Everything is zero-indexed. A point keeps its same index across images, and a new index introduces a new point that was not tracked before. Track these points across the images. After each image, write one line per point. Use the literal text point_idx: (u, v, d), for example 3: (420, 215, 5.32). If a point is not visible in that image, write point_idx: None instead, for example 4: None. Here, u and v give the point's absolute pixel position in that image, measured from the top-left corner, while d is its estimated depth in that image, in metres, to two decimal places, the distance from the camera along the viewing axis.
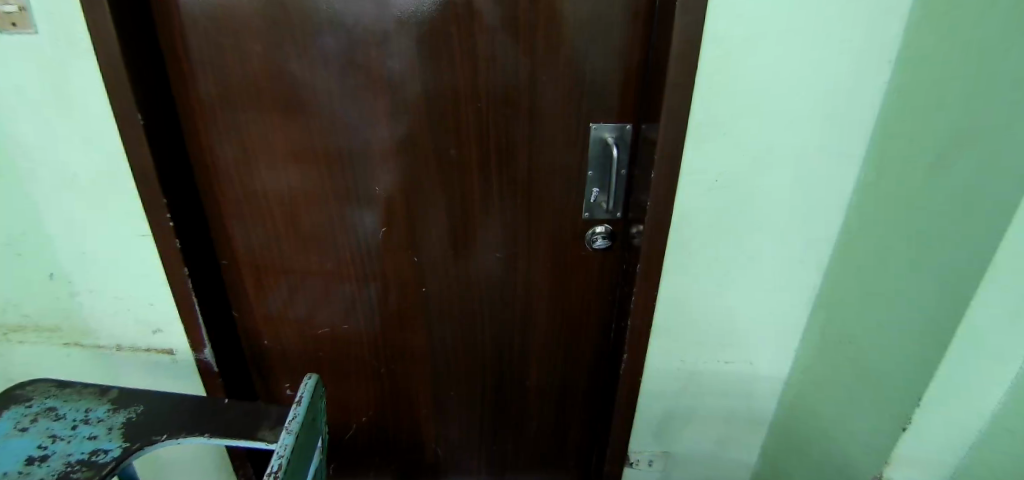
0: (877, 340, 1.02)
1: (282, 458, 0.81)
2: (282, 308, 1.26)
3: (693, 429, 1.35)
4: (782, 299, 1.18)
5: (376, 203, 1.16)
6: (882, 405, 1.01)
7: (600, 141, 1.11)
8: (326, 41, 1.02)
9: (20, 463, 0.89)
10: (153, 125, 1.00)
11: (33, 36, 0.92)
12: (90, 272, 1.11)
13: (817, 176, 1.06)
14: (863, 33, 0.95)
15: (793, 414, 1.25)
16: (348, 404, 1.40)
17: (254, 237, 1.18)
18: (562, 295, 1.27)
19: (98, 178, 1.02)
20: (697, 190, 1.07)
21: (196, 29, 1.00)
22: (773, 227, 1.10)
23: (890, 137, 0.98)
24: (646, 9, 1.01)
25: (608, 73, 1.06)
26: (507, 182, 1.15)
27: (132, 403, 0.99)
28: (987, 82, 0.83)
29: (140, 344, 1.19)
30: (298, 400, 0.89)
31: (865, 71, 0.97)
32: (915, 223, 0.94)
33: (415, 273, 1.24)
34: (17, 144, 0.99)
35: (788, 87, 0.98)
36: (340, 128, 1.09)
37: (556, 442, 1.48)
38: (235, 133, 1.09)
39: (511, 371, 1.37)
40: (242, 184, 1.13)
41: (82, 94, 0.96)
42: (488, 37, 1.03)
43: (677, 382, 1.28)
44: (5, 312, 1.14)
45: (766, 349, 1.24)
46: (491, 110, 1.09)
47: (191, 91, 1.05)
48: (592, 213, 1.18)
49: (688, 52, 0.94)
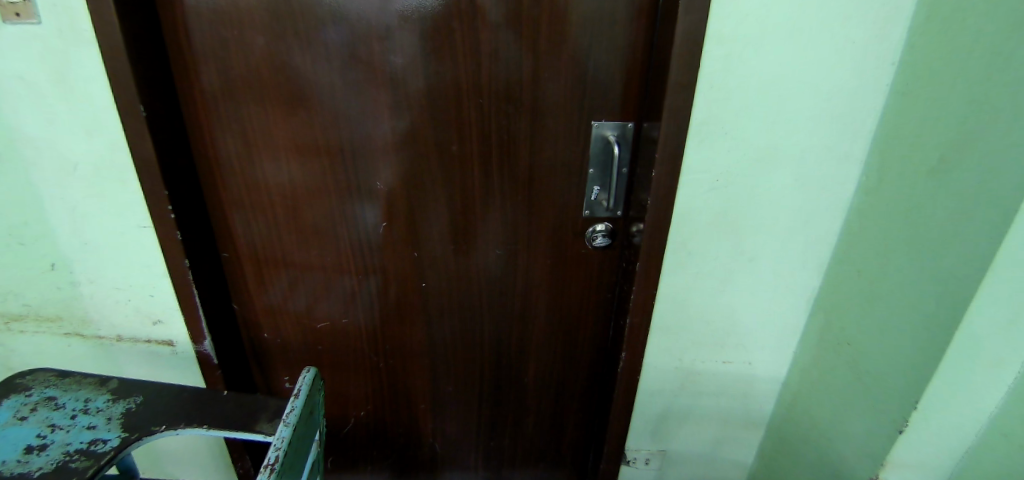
0: (876, 342, 1.02)
1: (279, 451, 0.81)
2: (281, 301, 1.26)
3: (690, 428, 1.36)
4: (781, 299, 1.18)
5: (378, 197, 1.16)
6: (879, 406, 1.02)
7: (602, 139, 1.11)
8: (329, 35, 1.02)
9: (18, 451, 0.89)
10: (156, 116, 1.00)
11: (37, 26, 0.93)
12: (91, 262, 1.11)
13: (819, 177, 1.05)
14: (866, 33, 0.94)
15: (791, 414, 1.25)
16: (347, 398, 1.40)
17: (255, 230, 1.18)
18: (561, 293, 1.28)
19: (99, 169, 1.03)
20: (698, 190, 1.07)
21: (200, 21, 1.01)
22: (773, 227, 1.10)
23: (891, 140, 0.98)
24: (649, 7, 1.01)
25: (610, 71, 1.06)
26: (509, 179, 1.15)
27: (131, 393, 0.99)
28: (989, 85, 0.84)
29: (140, 335, 1.19)
30: (296, 393, 0.90)
31: (867, 72, 0.97)
32: (915, 225, 0.94)
33: (415, 269, 1.24)
34: (19, 133, 1.00)
35: (791, 87, 0.98)
36: (341, 121, 1.09)
37: (554, 440, 1.48)
38: (236, 126, 1.09)
39: (510, 367, 1.37)
40: (243, 176, 1.13)
41: (85, 84, 0.96)
42: (491, 32, 1.03)
43: (676, 381, 1.28)
44: (6, 301, 1.14)
45: (764, 350, 1.24)
46: (492, 106, 1.09)
47: (194, 82, 1.05)
48: (593, 211, 1.18)
49: (690, 50, 0.94)
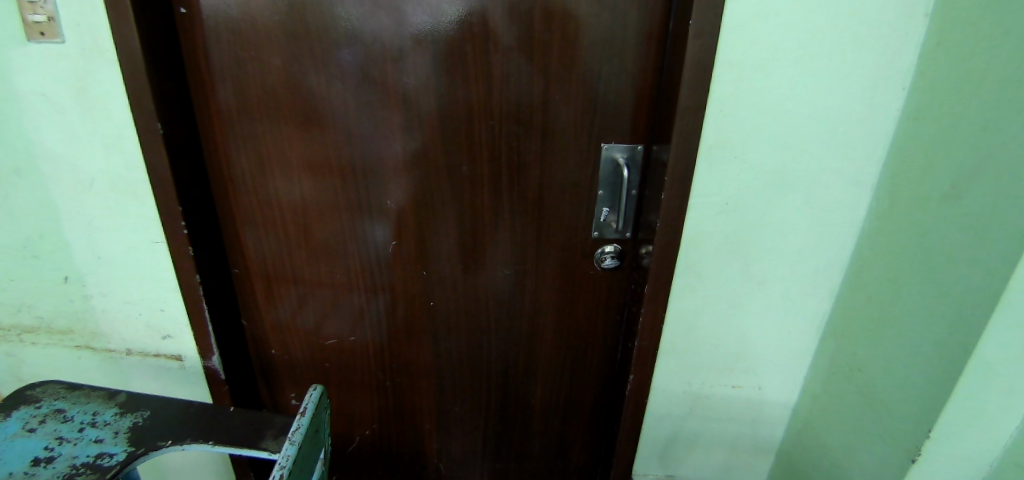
0: (888, 369, 1.01)
1: (283, 469, 0.81)
2: (290, 318, 1.26)
3: (698, 453, 1.34)
4: (791, 324, 1.17)
5: (388, 215, 1.17)
6: (891, 435, 1.00)
7: (612, 161, 1.12)
8: (344, 56, 1.04)
9: (26, 463, 0.90)
10: (173, 134, 1.02)
11: (60, 44, 0.95)
12: (104, 276, 1.12)
13: (829, 201, 1.05)
14: (876, 59, 0.95)
15: (802, 441, 1.23)
16: (352, 416, 1.39)
17: (266, 246, 1.19)
18: (569, 313, 1.27)
19: (116, 184, 1.04)
20: (707, 213, 1.06)
21: (219, 42, 1.03)
22: (783, 252, 1.10)
23: (901, 165, 0.98)
24: (659, 31, 1.03)
25: (620, 93, 1.07)
26: (519, 199, 1.15)
27: (138, 407, 0.99)
28: (998, 114, 0.84)
29: (149, 349, 1.20)
30: (302, 410, 0.89)
31: (877, 98, 0.97)
32: (927, 250, 0.94)
33: (424, 287, 1.24)
34: (40, 148, 1.02)
35: (801, 112, 0.98)
36: (354, 140, 1.10)
37: (560, 463, 1.46)
38: (251, 143, 1.10)
39: (516, 387, 1.36)
40: (256, 193, 1.14)
41: (104, 101, 0.98)
42: (502, 55, 1.05)
43: (684, 404, 1.27)
44: (19, 313, 1.16)
45: (775, 374, 1.22)
46: (502, 127, 1.10)
47: (211, 102, 1.07)
48: (602, 233, 1.18)
49: (700, 75, 0.95)
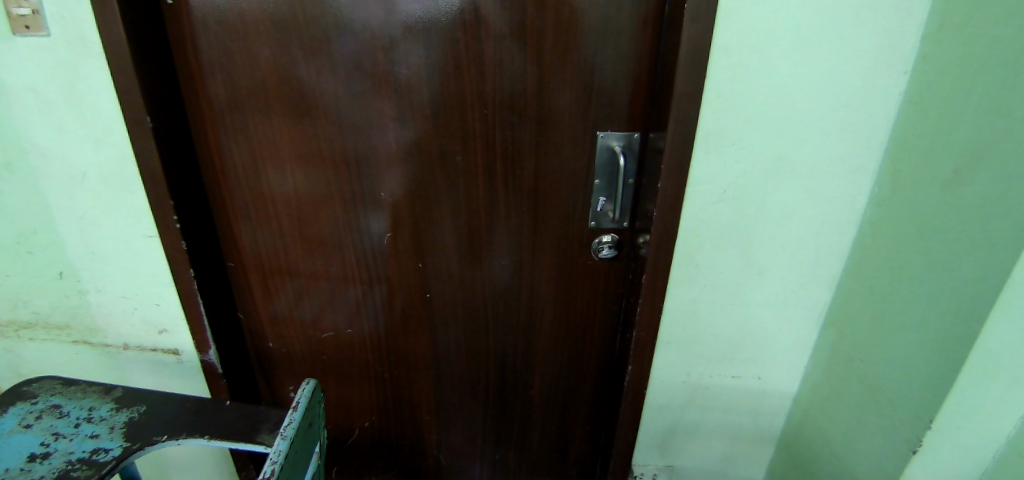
0: (888, 359, 0.99)
1: (276, 464, 0.81)
2: (287, 311, 1.26)
3: (698, 444, 1.33)
4: (791, 313, 1.15)
5: (383, 206, 1.16)
6: (893, 425, 0.99)
7: (608, 149, 1.10)
8: (336, 46, 1.03)
9: (22, 459, 0.90)
10: (163, 127, 1.02)
11: (45, 37, 0.94)
12: (99, 271, 1.12)
13: (829, 188, 1.03)
14: (877, 42, 0.92)
15: (802, 430, 1.22)
16: (351, 408, 1.39)
17: (262, 239, 1.18)
18: (567, 303, 1.26)
19: (107, 179, 1.04)
20: (704, 201, 1.05)
21: (208, 33, 1.02)
22: (783, 240, 1.08)
23: (904, 151, 0.95)
24: (656, 14, 1.00)
25: (616, 80, 1.05)
26: (515, 189, 1.14)
27: (134, 403, 0.99)
28: (1002, 97, 0.82)
29: (147, 343, 1.20)
30: (295, 405, 0.89)
31: (878, 82, 0.95)
32: (929, 237, 0.92)
33: (421, 279, 1.23)
34: (30, 143, 1.01)
35: (800, 98, 0.96)
36: (347, 130, 1.09)
37: (559, 453, 1.46)
38: (243, 136, 1.09)
39: (515, 378, 1.35)
40: (250, 185, 1.14)
41: (92, 94, 0.97)
42: (495, 41, 1.03)
43: (683, 394, 1.26)
44: (16, 309, 1.16)
45: (775, 364, 1.21)
46: (497, 116, 1.08)
47: (202, 95, 1.06)
48: (599, 222, 1.16)
49: (697, 59, 0.93)
